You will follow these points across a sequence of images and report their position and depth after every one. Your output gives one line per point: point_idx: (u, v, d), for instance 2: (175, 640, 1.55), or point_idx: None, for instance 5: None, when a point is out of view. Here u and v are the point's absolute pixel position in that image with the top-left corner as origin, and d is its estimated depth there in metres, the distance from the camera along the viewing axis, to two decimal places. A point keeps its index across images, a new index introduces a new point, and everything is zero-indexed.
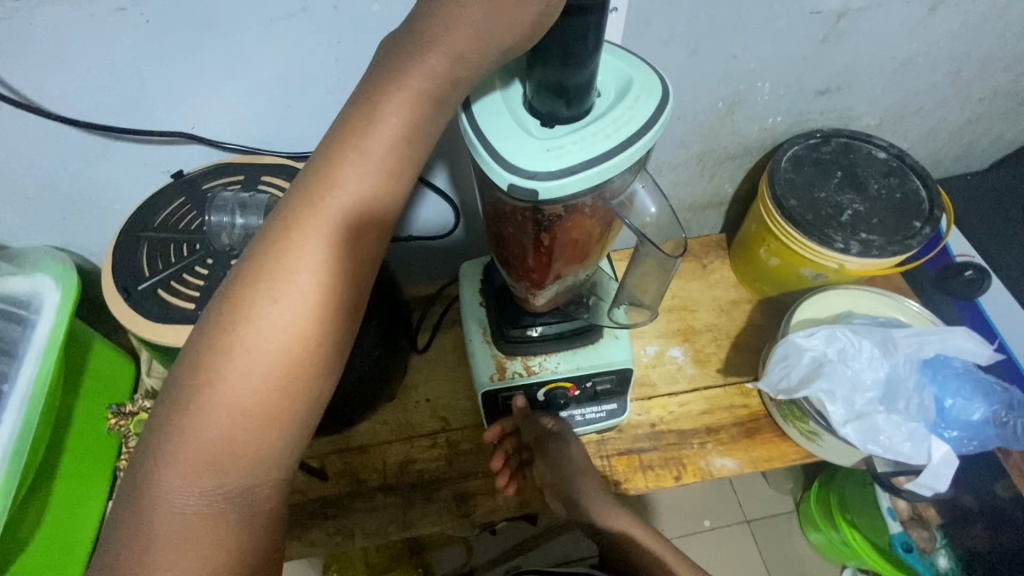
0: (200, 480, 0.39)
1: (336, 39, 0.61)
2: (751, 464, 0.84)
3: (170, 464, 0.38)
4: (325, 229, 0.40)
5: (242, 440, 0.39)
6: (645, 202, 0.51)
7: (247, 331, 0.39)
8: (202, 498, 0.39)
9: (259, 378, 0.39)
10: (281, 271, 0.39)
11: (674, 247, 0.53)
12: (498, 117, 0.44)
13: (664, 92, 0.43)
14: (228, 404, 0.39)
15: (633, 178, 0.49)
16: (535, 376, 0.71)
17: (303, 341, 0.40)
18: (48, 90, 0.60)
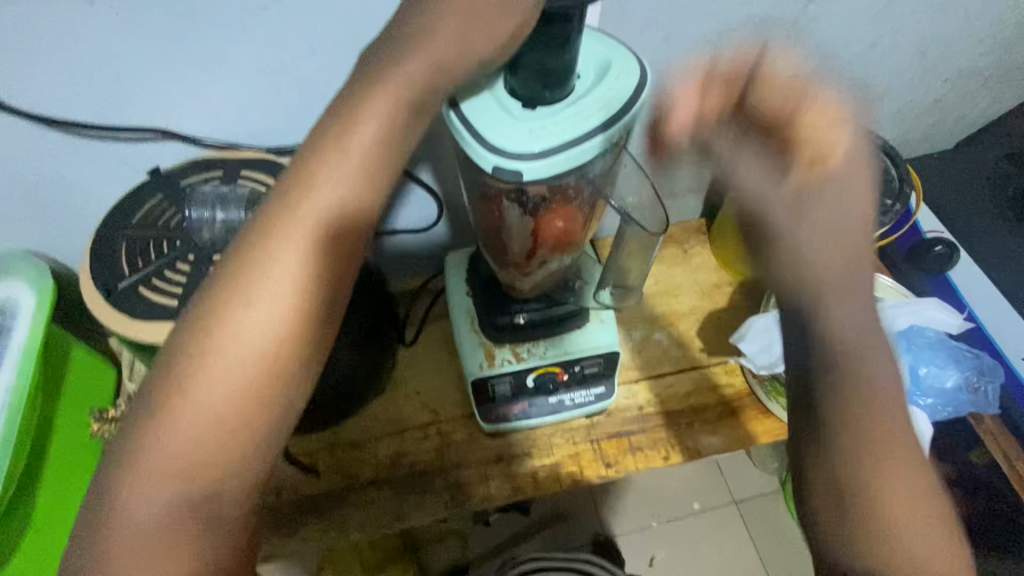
0: (167, 494, 0.38)
1: (312, 30, 0.61)
2: (737, 441, 0.86)
3: (141, 476, 0.38)
4: (301, 229, 0.41)
5: (216, 448, 0.39)
6: None
7: (229, 331, 0.39)
8: (167, 508, 0.38)
9: (238, 386, 0.39)
10: (259, 273, 0.40)
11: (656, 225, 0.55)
12: (483, 101, 0.45)
13: (643, 73, 0.45)
14: (202, 408, 0.39)
15: (614, 157, 0.50)
16: (524, 362, 0.72)
17: (281, 342, 0.40)
18: (18, 87, 0.59)
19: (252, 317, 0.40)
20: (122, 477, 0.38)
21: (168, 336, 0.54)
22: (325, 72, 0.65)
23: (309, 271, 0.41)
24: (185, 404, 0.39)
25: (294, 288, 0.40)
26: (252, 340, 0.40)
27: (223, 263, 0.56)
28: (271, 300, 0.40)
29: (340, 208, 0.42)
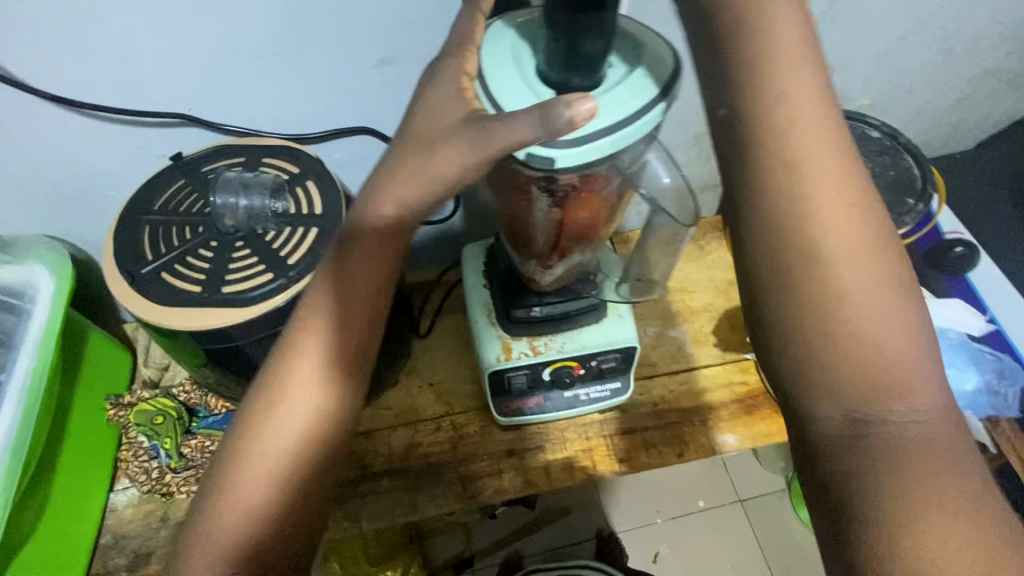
0: (251, 498, 0.46)
1: (336, 17, 0.60)
2: (752, 439, 0.85)
3: (233, 482, 0.47)
4: (353, 274, 0.48)
5: (288, 456, 0.48)
6: (658, 172, 0.51)
7: (299, 360, 0.49)
8: (250, 511, 0.46)
9: (308, 407, 0.48)
10: (318, 312, 0.49)
11: (687, 218, 0.55)
12: (513, 85, 0.44)
13: (678, 62, 0.44)
14: (279, 422, 0.48)
15: (646, 148, 0.50)
16: (541, 356, 0.72)
17: (336, 368, 0.49)
18: (44, 70, 0.59)
19: (304, 372, 0.49)
20: (222, 482, 0.47)
21: (190, 323, 0.53)
22: (347, 60, 0.64)
23: (345, 325, 0.49)
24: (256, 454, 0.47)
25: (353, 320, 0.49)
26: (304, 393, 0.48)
27: (246, 250, 0.56)
28: (315, 355, 0.49)
29: (383, 257, 0.49)
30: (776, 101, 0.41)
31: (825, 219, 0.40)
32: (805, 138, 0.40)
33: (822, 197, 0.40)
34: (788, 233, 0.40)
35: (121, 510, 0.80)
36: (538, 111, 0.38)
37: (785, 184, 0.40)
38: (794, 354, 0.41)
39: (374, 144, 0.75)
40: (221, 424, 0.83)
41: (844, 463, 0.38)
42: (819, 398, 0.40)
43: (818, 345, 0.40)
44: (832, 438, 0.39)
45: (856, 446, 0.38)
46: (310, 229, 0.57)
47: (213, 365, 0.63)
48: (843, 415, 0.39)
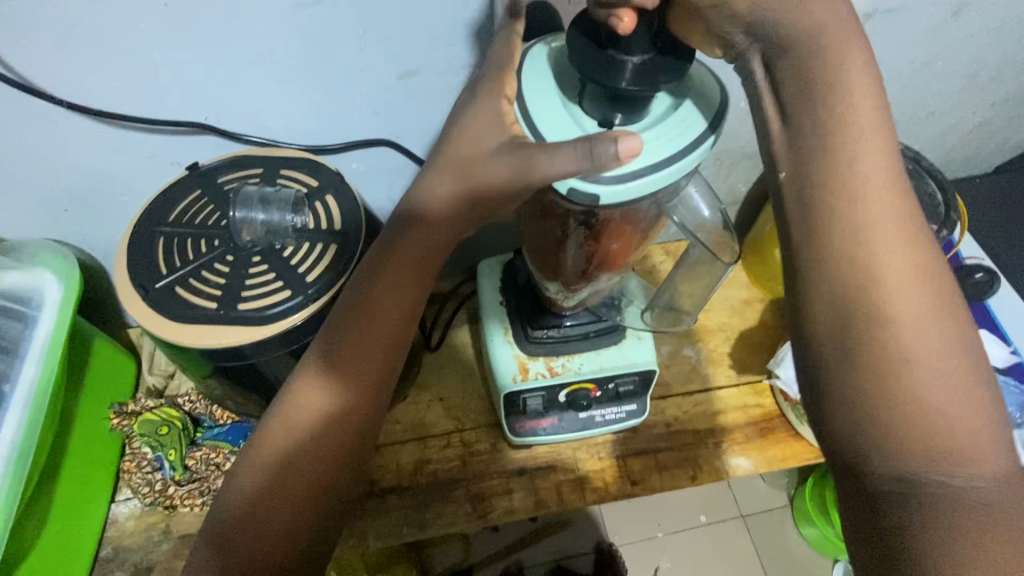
0: (257, 481, 0.49)
1: (362, 29, 0.58)
2: (766, 463, 0.84)
3: (248, 464, 0.50)
4: (378, 281, 0.48)
5: (295, 451, 0.49)
6: (698, 202, 0.51)
7: (321, 358, 0.50)
8: (253, 495, 0.48)
9: (321, 407, 0.49)
10: (343, 315, 0.49)
11: (727, 252, 0.53)
12: (554, 118, 0.44)
13: (721, 97, 0.43)
14: (294, 416, 0.50)
15: (689, 179, 0.50)
16: (558, 377, 0.70)
17: (352, 373, 0.49)
18: (60, 75, 0.57)
19: (322, 410, 0.49)
20: (241, 464, 0.51)
21: (205, 340, 0.52)
22: (370, 71, 0.63)
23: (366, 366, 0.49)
24: (269, 486, 0.48)
25: (372, 325, 0.49)
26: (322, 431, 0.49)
27: (263, 266, 0.55)
28: (334, 394, 0.49)
29: (409, 267, 0.48)
30: (842, 147, 0.39)
31: (886, 265, 0.38)
32: (870, 187, 0.39)
33: (883, 247, 0.38)
34: (846, 279, 0.39)
35: (123, 522, 0.78)
36: (585, 143, 0.38)
37: (845, 232, 0.39)
38: (846, 408, 0.38)
39: (393, 155, 0.73)
40: (227, 436, 0.81)
41: (891, 523, 0.36)
42: (874, 457, 0.37)
43: (875, 398, 0.37)
44: (882, 496, 0.37)
45: (910, 505, 0.36)
46: (330, 246, 0.56)
47: (224, 380, 0.61)
48: (896, 474, 0.37)
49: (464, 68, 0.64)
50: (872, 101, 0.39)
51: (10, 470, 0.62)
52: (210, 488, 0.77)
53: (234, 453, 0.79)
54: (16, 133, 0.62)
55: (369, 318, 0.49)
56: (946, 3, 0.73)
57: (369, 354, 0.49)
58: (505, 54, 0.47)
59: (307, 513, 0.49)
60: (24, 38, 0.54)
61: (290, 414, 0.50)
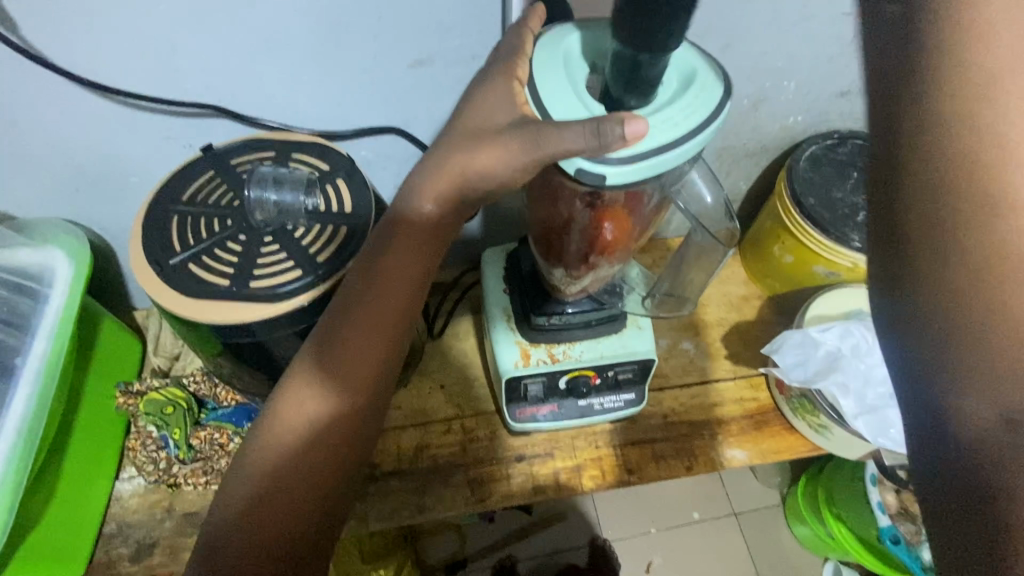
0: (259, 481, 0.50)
1: (376, 15, 0.60)
2: (760, 455, 0.86)
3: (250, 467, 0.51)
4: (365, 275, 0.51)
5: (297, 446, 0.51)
6: (702, 189, 0.53)
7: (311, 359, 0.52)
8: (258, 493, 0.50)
9: (317, 400, 0.51)
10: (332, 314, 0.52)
11: (728, 237, 0.55)
12: (564, 98, 0.45)
13: (727, 84, 0.44)
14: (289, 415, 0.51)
15: (692, 166, 0.51)
16: (560, 363, 0.71)
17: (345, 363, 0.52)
18: (80, 54, 0.59)
19: (322, 396, 0.51)
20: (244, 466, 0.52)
21: (217, 315, 0.53)
22: (383, 59, 0.64)
23: (366, 356, 0.52)
24: (267, 470, 0.50)
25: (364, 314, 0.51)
26: (321, 417, 0.51)
27: (275, 246, 0.56)
28: (334, 382, 0.51)
29: (403, 258, 0.52)
30: (965, 29, 0.30)
31: (1020, 164, 0.29)
32: (1009, 66, 0.29)
33: (1021, 141, 0.29)
34: (957, 180, 0.29)
35: (126, 499, 0.79)
36: (593, 122, 0.40)
37: (969, 125, 0.29)
38: (934, 341, 0.30)
39: (402, 143, 0.75)
40: (231, 417, 0.81)
41: (994, 483, 0.28)
42: (968, 399, 0.29)
43: (978, 330, 0.29)
44: (982, 452, 0.28)
45: (1016, 458, 0.28)
46: (341, 228, 0.57)
47: (233, 358, 0.62)
48: (999, 418, 0.28)
49: (475, 59, 0.66)
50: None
51: (19, 441, 0.63)
52: (214, 468, 0.78)
53: (238, 434, 0.80)
54: (33, 112, 0.64)
55: (370, 309, 0.51)
56: None
57: (369, 343, 0.52)
58: (518, 44, 0.49)
59: (306, 500, 0.49)
60: (47, 18, 0.55)
61: (287, 413, 0.51)
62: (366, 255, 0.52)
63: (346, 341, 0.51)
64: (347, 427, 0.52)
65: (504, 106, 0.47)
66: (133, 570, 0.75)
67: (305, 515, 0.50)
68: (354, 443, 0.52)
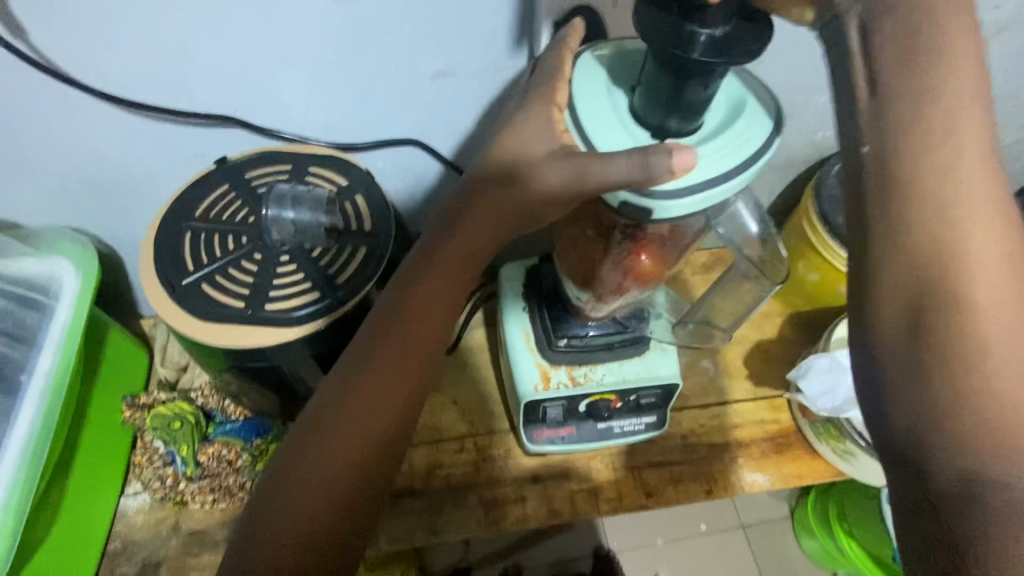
0: (268, 498, 0.48)
1: (399, 25, 0.57)
2: (781, 479, 0.84)
3: (263, 483, 0.49)
4: (394, 292, 0.50)
5: (304, 468, 0.48)
6: (745, 220, 0.50)
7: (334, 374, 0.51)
8: (264, 510, 0.47)
9: (332, 420, 0.49)
10: (360, 329, 0.51)
11: (776, 271, 0.52)
12: (608, 126, 0.42)
13: (778, 111, 0.42)
14: (304, 434, 0.49)
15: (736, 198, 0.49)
16: (581, 387, 0.69)
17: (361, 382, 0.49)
18: (90, 63, 0.56)
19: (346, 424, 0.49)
20: (259, 484, 0.50)
21: (232, 340, 0.51)
22: (404, 70, 0.62)
23: (393, 384, 0.50)
24: (276, 490, 0.48)
25: (384, 331, 0.50)
26: (343, 446, 0.48)
27: (292, 266, 0.54)
28: (359, 410, 0.49)
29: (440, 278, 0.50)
30: (930, 132, 0.37)
31: (973, 258, 0.37)
32: (964, 178, 0.37)
33: (972, 238, 0.37)
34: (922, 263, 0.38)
35: (131, 516, 0.76)
36: (640, 153, 0.37)
37: (936, 223, 0.37)
38: (906, 404, 0.38)
39: (420, 155, 0.72)
40: (239, 432, 0.79)
41: (957, 527, 0.35)
42: (937, 456, 0.36)
43: (947, 393, 0.36)
44: (946, 498, 0.36)
45: (978, 510, 0.35)
46: (360, 248, 0.55)
47: (244, 379, 0.60)
48: (961, 476, 0.36)
49: (499, 71, 0.63)
50: (974, 94, 0.37)
51: (23, 461, 0.61)
52: (222, 486, 0.76)
53: (246, 450, 0.78)
54: (42, 120, 0.61)
55: (395, 328, 0.50)
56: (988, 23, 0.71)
57: (396, 371, 0.50)
58: (553, 62, 0.46)
59: (306, 528, 0.46)
60: (58, 26, 0.53)
61: (303, 431, 0.50)
62: (397, 281, 0.51)
63: (373, 367, 0.49)
64: (369, 459, 0.49)
65: (536, 127, 0.45)
66: None
67: (322, 553, 0.46)
68: (375, 476, 0.49)
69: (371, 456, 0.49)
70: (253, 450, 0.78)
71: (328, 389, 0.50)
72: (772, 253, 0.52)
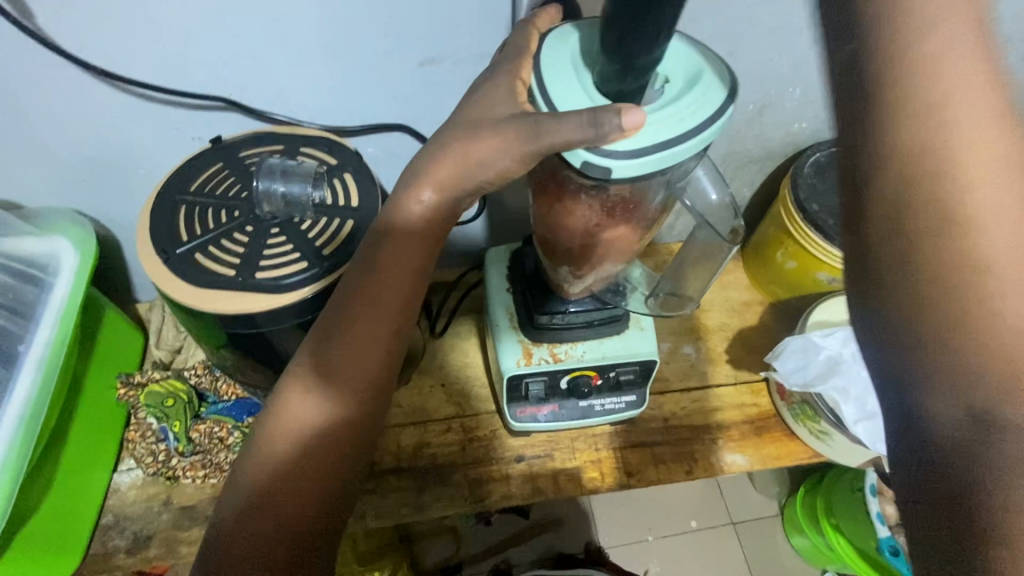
0: (260, 455, 0.51)
1: (387, 13, 0.60)
2: (761, 461, 0.85)
3: (255, 443, 0.52)
4: (371, 254, 0.52)
5: (293, 426, 0.51)
6: (707, 187, 0.54)
7: (316, 337, 0.52)
8: (258, 465, 0.50)
9: (320, 380, 0.52)
10: (342, 293, 0.52)
11: (732, 234, 0.56)
12: (573, 92, 0.45)
13: (732, 83, 0.45)
14: (291, 396, 0.52)
15: (697, 163, 0.53)
16: (562, 363, 0.71)
17: (344, 344, 0.51)
18: (92, 45, 0.59)
19: (324, 387, 0.52)
20: (251, 443, 0.53)
21: (222, 305, 0.53)
22: (392, 58, 0.65)
23: (367, 350, 0.52)
24: (271, 447, 0.50)
25: (365, 297, 0.51)
26: (324, 409, 0.51)
27: (281, 237, 0.57)
28: (336, 367, 0.51)
29: (425, 239, 0.52)
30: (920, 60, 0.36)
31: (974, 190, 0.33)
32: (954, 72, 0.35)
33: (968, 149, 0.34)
34: (913, 211, 0.34)
35: (124, 491, 0.78)
36: (591, 113, 0.41)
37: (934, 177, 0.34)
38: (909, 358, 0.34)
39: (408, 141, 0.76)
40: (231, 411, 0.81)
41: (966, 473, 0.32)
42: (933, 397, 0.33)
43: (938, 340, 0.33)
44: (949, 443, 0.33)
45: (988, 448, 0.32)
46: (346, 222, 0.58)
47: (235, 351, 0.62)
48: (965, 412, 0.32)
49: (483, 58, 0.66)
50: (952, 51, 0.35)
51: (19, 427, 0.63)
52: (212, 462, 0.78)
53: (237, 428, 0.80)
54: (41, 98, 0.64)
55: (374, 289, 0.51)
56: None
57: (369, 337, 0.52)
58: (525, 44, 0.50)
59: (300, 483, 0.50)
60: (61, 8, 0.56)
61: (291, 389, 0.52)
62: (368, 249, 0.52)
63: (341, 333, 0.51)
64: (348, 421, 0.52)
65: (508, 103, 0.48)
66: (129, 562, 0.74)
67: (318, 503, 0.50)
68: (357, 433, 0.52)
69: (364, 414, 0.52)
70: (243, 427, 0.80)
71: (314, 351, 0.52)
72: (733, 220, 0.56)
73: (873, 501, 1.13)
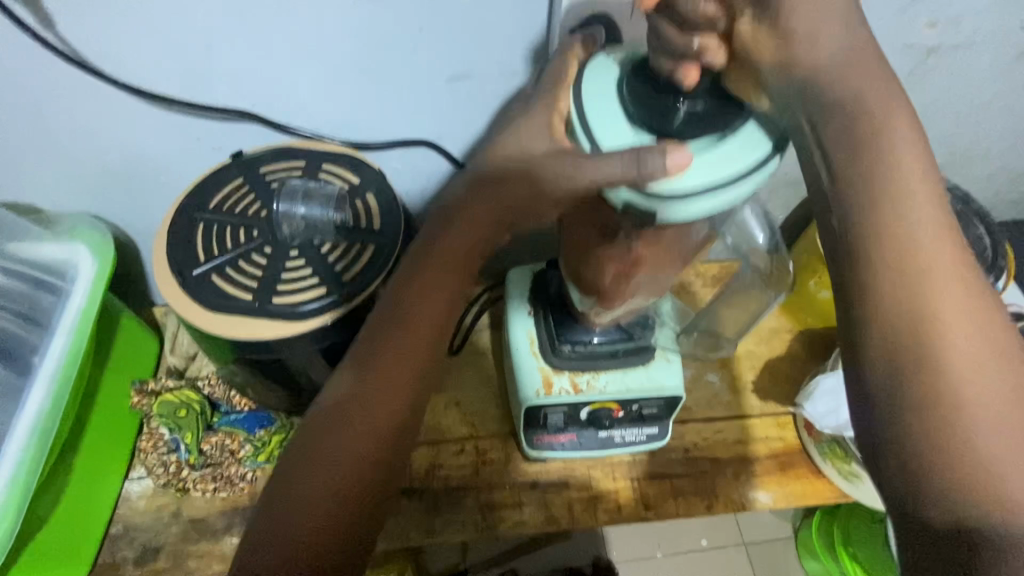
0: (287, 477, 0.49)
1: (418, 30, 0.58)
2: (784, 498, 0.82)
3: (283, 463, 0.50)
4: (414, 273, 0.51)
5: (322, 448, 0.48)
6: (754, 230, 0.51)
7: (353, 356, 0.51)
8: (283, 486, 0.48)
9: (352, 399, 0.49)
10: (383, 310, 0.51)
11: (778, 279, 0.54)
12: (615, 129, 0.42)
13: (788, 120, 0.42)
14: (323, 416, 0.50)
15: (744, 205, 0.50)
16: (584, 395, 0.68)
17: (382, 362, 0.50)
18: (115, 56, 0.58)
19: (361, 410, 0.49)
20: (278, 465, 0.51)
21: (237, 330, 0.52)
22: (420, 74, 0.63)
23: (403, 369, 0.50)
24: (298, 469, 0.48)
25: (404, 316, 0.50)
26: (358, 432, 0.49)
27: (301, 260, 0.55)
28: (370, 386, 0.50)
29: (461, 264, 0.51)
30: None
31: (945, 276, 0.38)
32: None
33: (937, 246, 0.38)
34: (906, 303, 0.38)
35: (134, 500, 0.77)
36: (635, 153, 0.38)
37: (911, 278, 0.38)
38: (892, 459, 0.37)
39: (433, 157, 0.73)
40: (244, 423, 0.79)
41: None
42: (924, 504, 0.35)
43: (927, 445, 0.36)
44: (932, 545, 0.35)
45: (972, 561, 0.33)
46: (368, 246, 0.56)
47: (249, 372, 0.60)
48: (952, 522, 0.35)
49: (514, 76, 0.64)
50: None
51: (31, 439, 0.62)
52: (223, 475, 0.77)
53: (248, 441, 0.78)
54: (63, 106, 0.63)
55: (415, 307, 0.50)
56: (1011, 44, 0.71)
57: (406, 355, 0.50)
58: (561, 74, 0.47)
59: (326, 510, 0.47)
60: (85, 19, 0.55)
61: (323, 409, 0.50)
62: (409, 268, 0.51)
63: (381, 353, 0.50)
64: (377, 445, 0.49)
65: (542, 139, 0.46)
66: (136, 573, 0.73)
67: (343, 531, 0.47)
68: (386, 458, 0.50)
69: (394, 438, 0.50)
70: (255, 441, 0.78)
71: (349, 370, 0.50)
72: (778, 265, 0.54)
73: (896, 536, 1.05)
